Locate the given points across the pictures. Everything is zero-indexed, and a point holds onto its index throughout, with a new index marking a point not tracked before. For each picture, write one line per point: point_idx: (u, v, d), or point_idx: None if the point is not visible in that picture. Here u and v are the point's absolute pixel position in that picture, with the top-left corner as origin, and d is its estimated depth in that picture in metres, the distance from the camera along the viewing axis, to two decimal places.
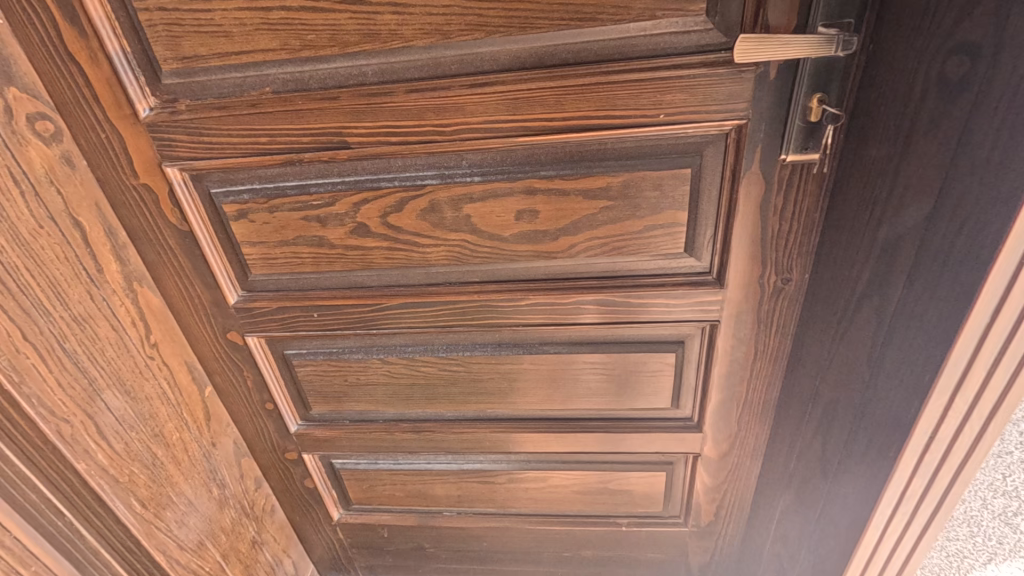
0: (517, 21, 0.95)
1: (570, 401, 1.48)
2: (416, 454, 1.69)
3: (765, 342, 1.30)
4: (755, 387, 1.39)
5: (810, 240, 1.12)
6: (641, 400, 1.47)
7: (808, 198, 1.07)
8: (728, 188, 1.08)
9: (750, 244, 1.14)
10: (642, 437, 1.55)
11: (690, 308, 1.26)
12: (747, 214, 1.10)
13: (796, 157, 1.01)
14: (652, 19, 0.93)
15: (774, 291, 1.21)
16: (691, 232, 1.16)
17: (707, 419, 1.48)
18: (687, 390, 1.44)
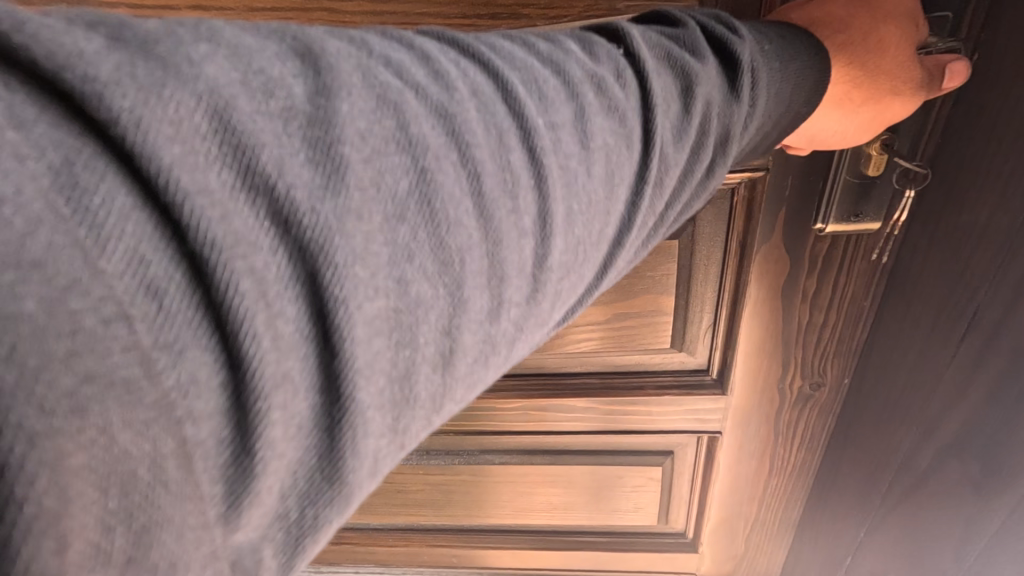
0: (393, 19, 0.59)
1: (529, 514, 1.13)
2: (340, 563, 1.35)
3: (786, 460, 0.94)
4: (773, 506, 1.02)
5: (855, 335, 0.76)
6: (620, 518, 1.11)
7: (854, 279, 0.71)
8: (736, 267, 0.72)
9: (765, 339, 0.79)
10: (621, 558, 1.19)
11: (682, 415, 0.91)
12: (761, 301, 0.75)
13: (838, 227, 0.66)
14: (610, 16, 0.58)
15: (800, 398, 0.85)
16: (685, 321, 0.79)
17: (707, 538, 1.11)
18: (682, 506, 1.07)
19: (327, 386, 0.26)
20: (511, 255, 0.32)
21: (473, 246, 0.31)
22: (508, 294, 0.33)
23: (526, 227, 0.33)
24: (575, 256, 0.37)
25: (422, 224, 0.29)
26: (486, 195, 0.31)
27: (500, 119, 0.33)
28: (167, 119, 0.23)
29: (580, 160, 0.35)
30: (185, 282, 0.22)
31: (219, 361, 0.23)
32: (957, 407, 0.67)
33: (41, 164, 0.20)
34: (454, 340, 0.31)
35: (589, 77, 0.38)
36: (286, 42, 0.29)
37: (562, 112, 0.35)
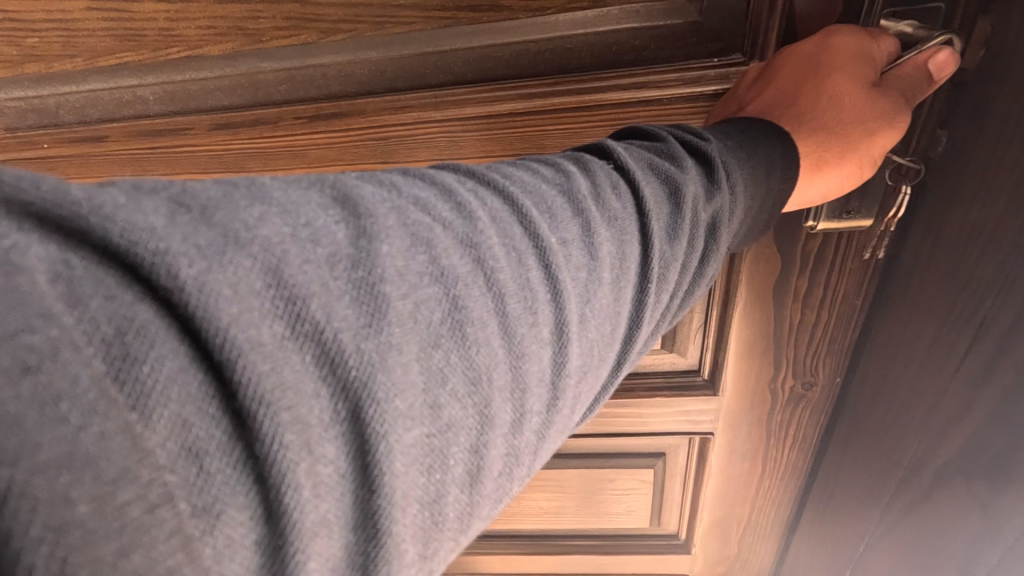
0: (369, 11, 0.57)
1: (519, 519, 1.11)
2: None
3: (780, 460, 0.92)
4: (766, 507, 1.00)
5: (847, 334, 0.75)
6: (611, 521, 1.09)
7: (846, 278, 0.69)
8: (729, 264, 0.70)
9: (755, 339, 0.78)
10: (613, 561, 1.17)
11: (674, 416, 0.89)
12: (750, 300, 0.74)
13: (829, 225, 0.65)
14: (596, 7, 0.55)
15: (790, 398, 0.84)
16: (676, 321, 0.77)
17: (701, 537, 1.09)
18: (674, 508, 1.05)
19: (362, 515, 0.27)
20: (535, 380, 0.32)
21: (496, 360, 0.31)
22: (534, 411, 0.33)
23: (552, 348, 0.33)
24: (598, 364, 0.37)
25: (455, 339, 0.30)
26: (512, 324, 0.32)
27: (516, 235, 0.34)
28: (227, 282, 0.25)
29: (588, 267, 0.35)
30: (226, 439, 0.24)
31: (259, 510, 0.24)
32: (965, 415, 0.62)
33: (96, 337, 0.22)
34: (480, 462, 0.31)
35: (588, 198, 0.37)
36: (321, 196, 0.30)
37: (565, 227, 0.35)
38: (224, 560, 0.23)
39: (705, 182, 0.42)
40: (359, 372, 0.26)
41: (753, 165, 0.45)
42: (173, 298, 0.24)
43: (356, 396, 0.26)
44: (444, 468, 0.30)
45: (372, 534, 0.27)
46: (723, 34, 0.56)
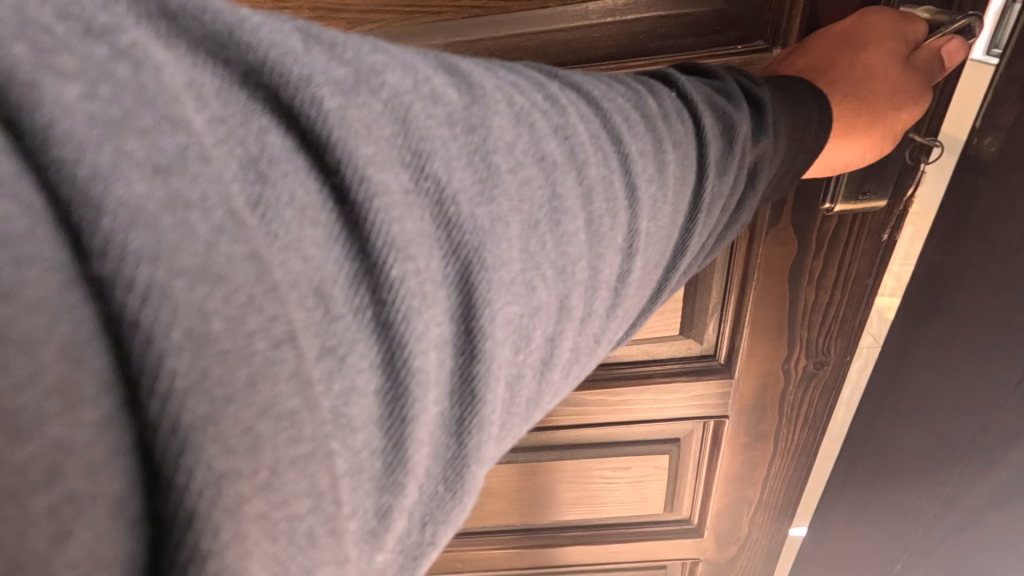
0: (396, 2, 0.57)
1: (530, 516, 1.11)
2: None
3: (791, 443, 0.95)
4: (773, 492, 1.03)
5: (856, 313, 0.76)
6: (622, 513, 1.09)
7: (859, 258, 0.71)
8: (747, 248, 0.71)
9: (772, 322, 0.78)
10: (624, 548, 1.17)
11: (691, 403, 0.90)
12: (768, 284, 0.74)
13: (846, 207, 0.66)
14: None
15: (802, 377, 0.85)
16: (698, 306, 0.78)
17: (710, 526, 1.11)
18: (684, 496, 1.07)
19: (463, 391, 0.25)
20: (603, 277, 0.32)
21: (580, 251, 0.29)
22: (597, 309, 0.32)
23: (624, 248, 0.33)
24: (653, 268, 0.36)
25: (550, 222, 0.28)
26: (602, 214, 0.31)
27: (599, 135, 0.32)
28: (356, 124, 0.23)
29: (668, 176, 0.35)
30: (349, 281, 0.21)
31: (381, 356, 0.22)
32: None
33: (233, 158, 0.20)
34: (555, 350, 0.29)
35: (657, 111, 0.37)
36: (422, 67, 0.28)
37: (645, 138, 0.34)
38: (357, 433, 0.21)
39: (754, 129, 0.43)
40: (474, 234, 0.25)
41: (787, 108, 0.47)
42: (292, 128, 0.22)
43: (470, 260, 0.25)
44: (530, 352, 0.28)
45: (469, 413, 0.25)
46: (742, 30, 0.57)
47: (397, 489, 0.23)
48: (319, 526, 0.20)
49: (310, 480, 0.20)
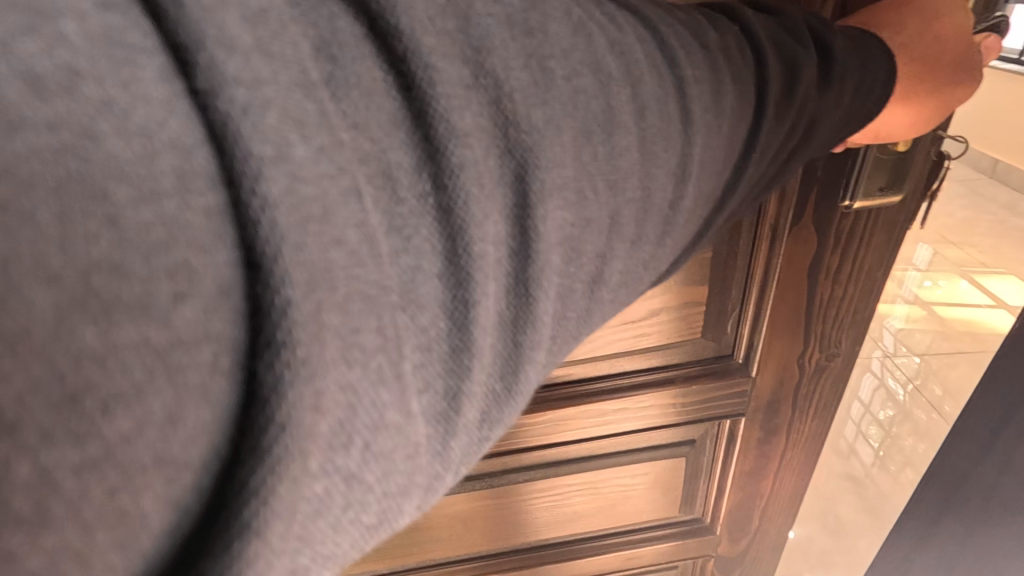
0: None
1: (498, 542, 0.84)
2: None
3: (811, 423, 0.80)
4: (792, 474, 0.84)
5: (865, 305, 0.71)
6: (615, 518, 0.86)
7: (872, 251, 0.67)
8: (769, 251, 0.64)
9: (790, 319, 0.70)
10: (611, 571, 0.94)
11: (703, 407, 0.77)
12: (789, 279, 0.67)
13: (864, 204, 0.62)
14: None
15: (814, 370, 0.75)
16: (717, 302, 0.68)
17: (723, 522, 0.89)
18: (695, 488, 0.85)
19: (513, 302, 0.21)
20: (659, 201, 0.26)
21: (637, 170, 0.24)
22: (656, 233, 0.27)
23: (685, 174, 0.27)
24: (711, 198, 0.31)
25: (608, 131, 0.23)
26: (666, 129, 0.26)
27: (657, 57, 0.27)
28: (419, 8, 0.20)
29: (731, 111, 0.30)
30: (414, 166, 0.19)
31: (444, 251, 0.19)
32: None
33: (307, 28, 0.18)
34: (602, 274, 0.25)
35: (720, 38, 0.32)
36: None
37: (712, 58, 0.30)
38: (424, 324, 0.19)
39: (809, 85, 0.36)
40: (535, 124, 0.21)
41: (854, 52, 0.41)
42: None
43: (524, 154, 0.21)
44: (587, 268, 0.24)
45: (523, 327, 0.22)
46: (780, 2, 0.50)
47: (459, 406, 0.20)
48: (386, 398, 0.17)
49: (381, 340, 0.17)
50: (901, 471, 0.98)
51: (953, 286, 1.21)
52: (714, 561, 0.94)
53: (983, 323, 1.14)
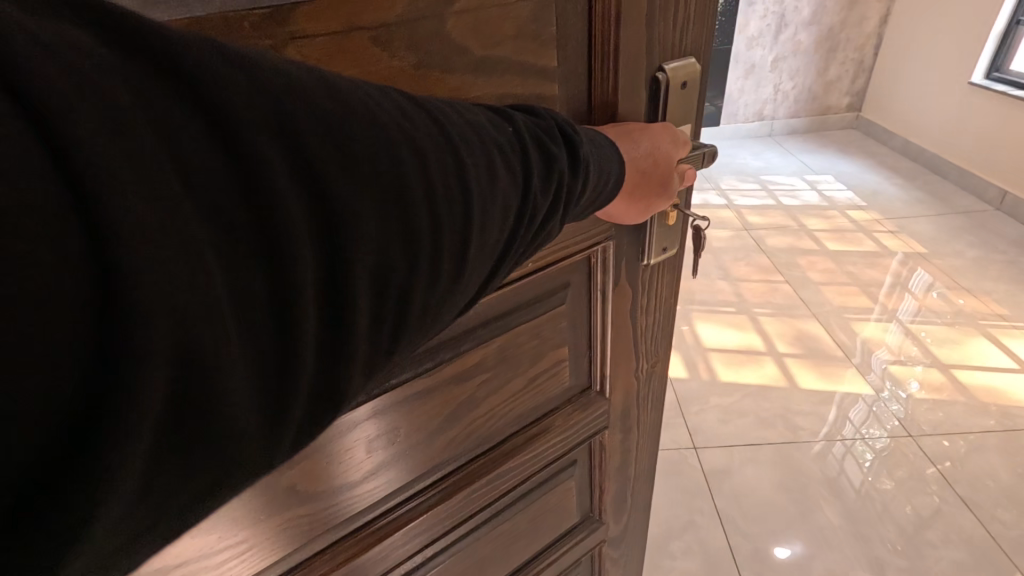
0: None
1: None
2: None
3: (656, 397, 0.53)
4: (648, 455, 0.56)
5: (664, 334, 0.48)
6: None
7: (665, 289, 0.45)
8: (599, 312, 0.41)
9: (622, 374, 0.47)
10: None
11: (552, 447, 0.45)
12: (619, 342, 0.44)
13: (658, 258, 0.41)
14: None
15: (646, 380, 0.50)
16: (532, 353, 0.39)
17: (612, 511, 0.57)
18: (570, 497, 0.52)
19: (322, 348, 0.17)
20: (466, 236, 0.20)
21: (464, 264, 0.21)
22: (477, 267, 0.21)
23: (484, 207, 0.21)
24: (515, 248, 0.23)
25: (420, 232, 0.19)
26: (451, 157, 0.20)
27: (485, 152, 0.21)
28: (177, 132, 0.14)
29: (497, 142, 0.22)
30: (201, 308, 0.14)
31: (250, 364, 0.15)
32: None
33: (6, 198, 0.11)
34: (404, 335, 0.20)
35: (482, 130, 0.22)
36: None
37: (507, 154, 0.22)
38: (238, 440, 0.16)
39: (525, 189, 0.22)
40: (247, 138, 0.15)
41: (603, 147, 0.27)
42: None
43: (270, 243, 0.15)
44: (385, 318, 0.18)
45: (290, 388, 0.17)
46: None
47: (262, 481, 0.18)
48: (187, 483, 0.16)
49: (181, 433, 0.15)
50: (920, 531, 0.83)
51: (972, 344, 1.12)
52: (605, 549, 0.59)
53: (1006, 389, 1.03)
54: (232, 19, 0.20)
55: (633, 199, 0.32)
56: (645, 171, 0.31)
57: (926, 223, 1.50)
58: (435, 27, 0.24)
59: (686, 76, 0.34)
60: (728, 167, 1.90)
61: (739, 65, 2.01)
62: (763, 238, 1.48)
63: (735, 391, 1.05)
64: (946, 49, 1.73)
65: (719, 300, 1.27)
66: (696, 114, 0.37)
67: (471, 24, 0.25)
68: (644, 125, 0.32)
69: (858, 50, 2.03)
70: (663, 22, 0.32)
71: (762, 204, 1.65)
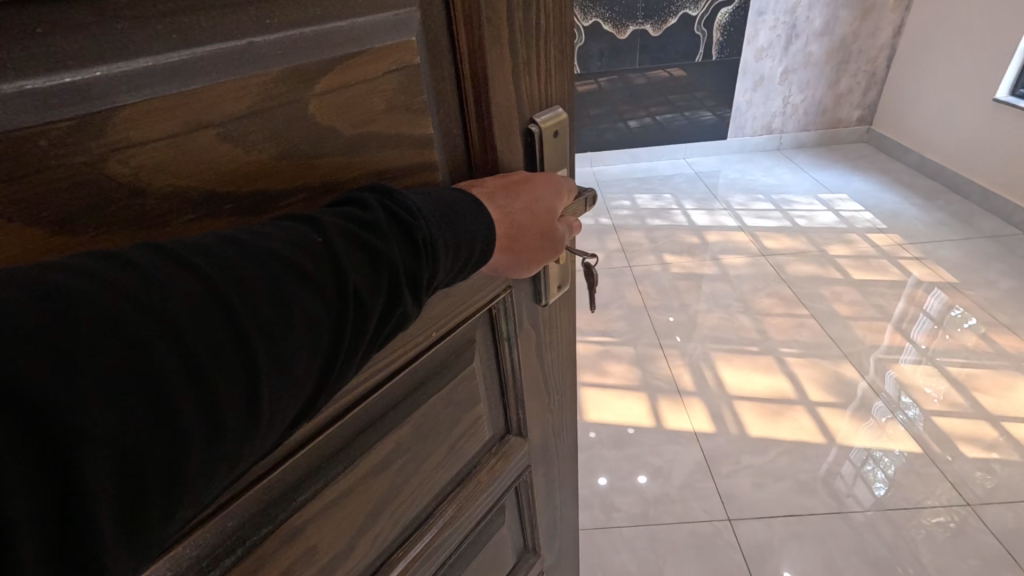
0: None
1: None
2: None
3: (569, 424, 0.51)
4: (570, 483, 0.56)
5: (566, 363, 0.46)
6: None
7: (563, 321, 0.43)
8: (508, 358, 0.39)
9: (536, 410, 0.45)
10: None
11: (481, 501, 0.43)
12: (530, 382, 0.42)
13: (554, 297, 0.40)
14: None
15: (559, 409, 0.48)
16: (448, 420, 0.36)
17: (546, 538, 0.55)
18: (505, 541, 0.49)
19: (58, 562, 0.14)
20: (257, 374, 0.17)
21: (263, 408, 0.18)
22: (290, 397, 0.19)
23: (276, 340, 0.18)
24: (339, 362, 0.20)
25: (184, 401, 0.16)
26: (212, 297, 0.17)
27: (276, 280, 0.18)
28: None
29: (295, 259, 0.19)
30: None
31: None
32: None
33: None
34: (188, 502, 0.17)
35: (275, 255, 0.19)
36: (305, 36, 0.21)
37: (308, 277, 0.19)
38: None
39: (335, 309, 0.20)
40: None
41: (457, 230, 0.24)
42: (66, 108, 0.16)
43: None
44: (154, 490, 0.16)
45: None
46: (527, 37, 0.29)
47: None
48: None
49: None
50: None
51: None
52: None
53: None
54: (19, 140, 0.15)
55: (515, 252, 0.29)
56: (522, 223, 0.29)
57: (953, 250, 1.47)
58: (296, 113, 0.21)
59: (558, 125, 0.33)
60: (736, 185, 1.89)
61: (749, 77, 2.01)
62: (783, 264, 1.45)
63: (769, 448, 0.97)
64: (967, 63, 1.68)
65: (742, 338, 1.22)
66: (570, 156, 0.36)
67: (337, 104, 0.22)
68: (525, 176, 0.30)
69: (871, 63, 2.01)
70: (529, 76, 0.30)
71: (779, 226, 1.62)
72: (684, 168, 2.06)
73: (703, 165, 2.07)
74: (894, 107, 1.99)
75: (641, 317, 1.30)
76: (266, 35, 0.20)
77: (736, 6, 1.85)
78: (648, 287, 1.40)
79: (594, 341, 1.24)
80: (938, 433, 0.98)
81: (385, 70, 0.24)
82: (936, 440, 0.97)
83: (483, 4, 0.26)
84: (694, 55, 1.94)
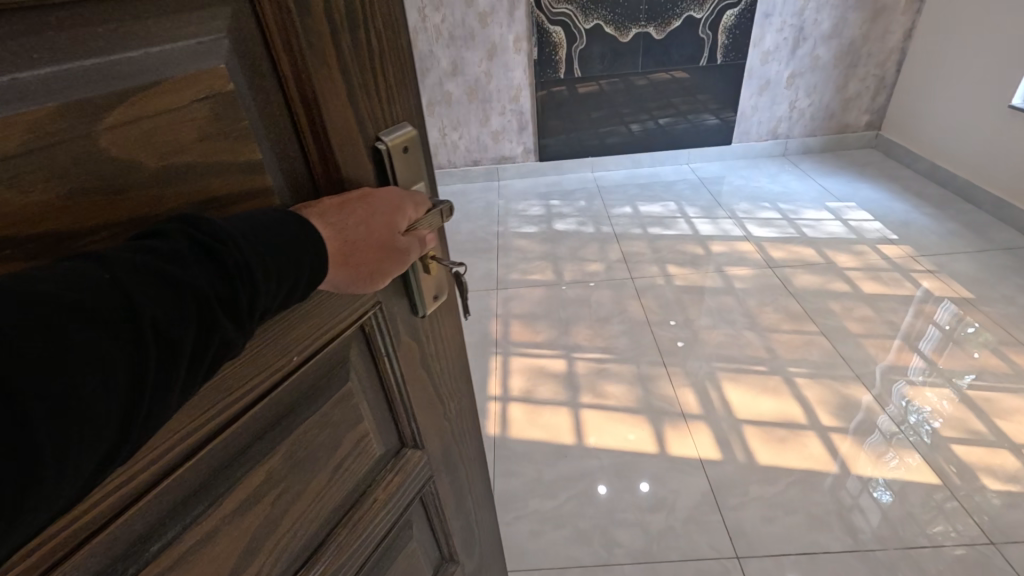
0: None
1: None
2: None
3: (472, 430, 0.50)
4: (482, 491, 0.55)
5: (459, 368, 0.46)
6: None
7: (448, 330, 0.43)
8: (389, 373, 0.37)
9: (432, 422, 0.44)
10: None
11: (382, 521, 0.41)
12: (421, 395, 0.41)
13: (431, 307, 0.38)
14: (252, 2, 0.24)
15: (457, 416, 0.47)
16: (329, 443, 0.34)
17: (464, 547, 0.54)
18: (419, 558, 0.48)
19: None
20: (34, 427, 0.16)
21: (53, 460, 0.17)
22: (88, 444, 0.17)
23: (58, 388, 0.16)
24: (151, 397, 0.19)
25: None
26: None
27: (50, 323, 0.17)
28: None
29: (77, 300, 0.18)
30: None
31: None
32: None
33: None
34: None
35: (50, 298, 0.17)
36: (91, 69, 0.20)
37: (95, 316, 0.18)
38: None
39: (133, 348, 0.18)
40: None
41: (285, 253, 0.24)
42: None
43: None
44: None
45: None
46: (359, 58, 0.28)
47: None
48: None
49: None
50: None
51: None
52: None
53: None
54: None
55: (353, 268, 0.28)
56: (355, 237, 0.28)
57: (967, 262, 1.45)
58: (83, 150, 0.20)
59: (408, 140, 0.33)
60: (742, 192, 1.87)
61: (755, 81, 1.99)
62: (790, 276, 1.43)
63: (780, 477, 0.95)
64: (977, 68, 1.66)
65: (750, 357, 1.20)
66: (428, 171, 0.36)
67: (135, 136, 0.21)
68: (361, 192, 0.29)
69: (879, 67, 1.98)
70: (367, 96, 0.30)
71: (789, 236, 1.60)
72: (693, 175, 2.03)
73: (706, 171, 2.05)
74: (904, 112, 1.97)
75: (642, 333, 1.28)
76: (34, 70, 0.18)
77: (742, 8, 1.83)
78: (651, 300, 1.38)
79: (594, 359, 1.22)
80: (954, 459, 0.96)
81: (191, 99, 0.23)
82: (951, 467, 0.95)
83: (300, 26, 0.25)
84: (698, 58, 1.91)
